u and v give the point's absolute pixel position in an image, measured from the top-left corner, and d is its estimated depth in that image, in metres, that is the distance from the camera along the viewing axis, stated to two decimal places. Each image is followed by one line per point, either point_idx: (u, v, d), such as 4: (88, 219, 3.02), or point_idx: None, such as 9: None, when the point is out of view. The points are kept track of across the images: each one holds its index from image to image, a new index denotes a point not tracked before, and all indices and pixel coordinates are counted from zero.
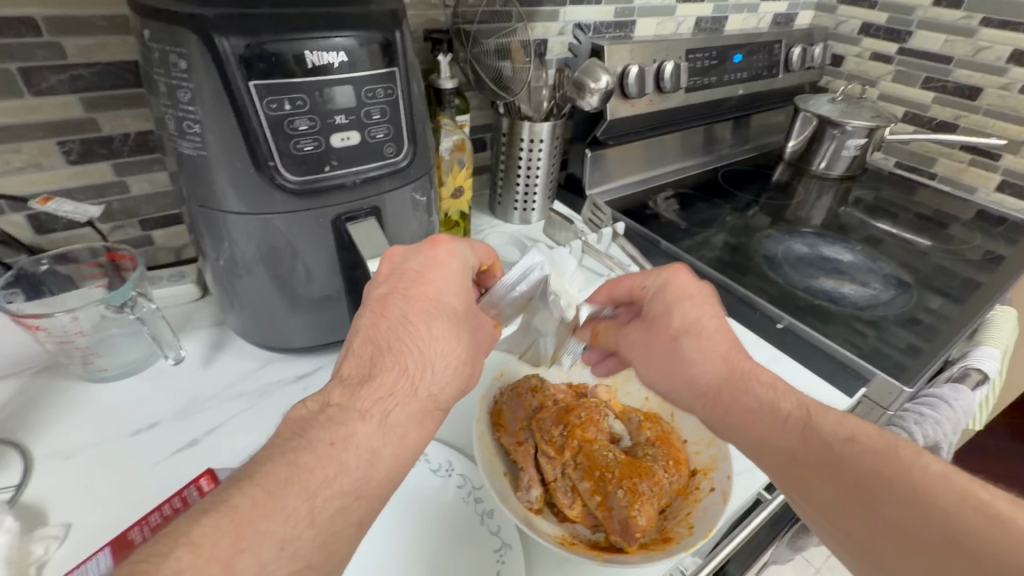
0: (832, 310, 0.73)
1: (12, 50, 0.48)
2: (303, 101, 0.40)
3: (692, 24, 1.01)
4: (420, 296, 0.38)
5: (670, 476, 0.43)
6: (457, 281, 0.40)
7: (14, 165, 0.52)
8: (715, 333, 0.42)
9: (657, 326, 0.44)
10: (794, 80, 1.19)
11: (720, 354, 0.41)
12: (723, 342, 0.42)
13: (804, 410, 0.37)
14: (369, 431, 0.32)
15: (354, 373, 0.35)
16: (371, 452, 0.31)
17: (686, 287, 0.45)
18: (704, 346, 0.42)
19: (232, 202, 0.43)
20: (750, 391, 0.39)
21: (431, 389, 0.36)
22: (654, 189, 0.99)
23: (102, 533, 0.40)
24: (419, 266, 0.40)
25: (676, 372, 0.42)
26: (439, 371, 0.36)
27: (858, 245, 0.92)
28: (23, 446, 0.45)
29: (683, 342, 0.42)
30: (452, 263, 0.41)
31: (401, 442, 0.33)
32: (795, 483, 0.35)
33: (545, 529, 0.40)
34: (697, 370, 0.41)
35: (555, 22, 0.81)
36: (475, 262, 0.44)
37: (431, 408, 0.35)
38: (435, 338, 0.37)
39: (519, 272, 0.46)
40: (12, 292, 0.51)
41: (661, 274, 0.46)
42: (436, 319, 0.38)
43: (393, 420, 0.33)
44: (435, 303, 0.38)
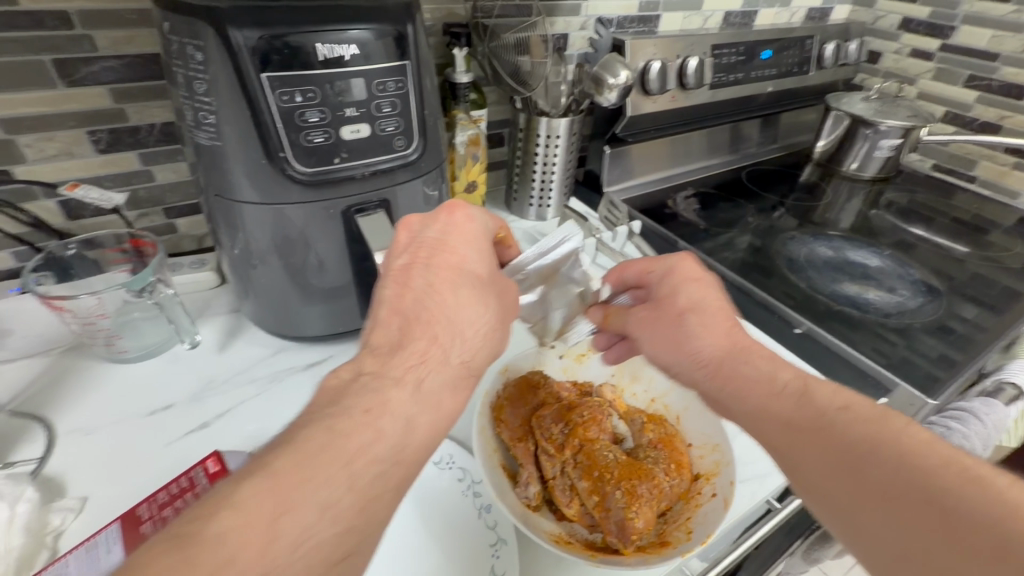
0: (856, 317, 0.70)
1: (46, 42, 0.50)
2: (314, 93, 0.41)
3: (720, 19, 0.99)
4: (444, 265, 0.38)
5: (672, 479, 0.42)
6: (478, 247, 0.40)
7: (49, 153, 0.55)
8: (720, 314, 0.43)
9: (663, 306, 0.44)
10: (827, 77, 1.15)
11: (723, 332, 0.42)
12: (725, 320, 0.43)
13: (801, 382, 0.38)
14: (402, 398, 0.31)
15: (383, 344, 0.34)
16: (407, 418, 0.31)
17: (695, 271, 0.45)
18: (708, 323, 0.42)
19: (247, 192, 0.44)
20: (750, 364, 0.40)
21: (463, 356, 0.36)
22: (674, 187, 0.97)
23: (117, 506, 0.41)
24: (439, 234, 0.39)
25: (679, 345, 0.43)
26: (468, 341, 0.37)
27: (888, 249, 0.88)
28: (47, 420, 0.48)
29: (688, 319, 0.43)
30: (474, 229, 0.40)
31: (436, 409, 0.33)
32: (781, 444, 0.35)
33: (541, 526, 0.39)
34: (701, 344, 0.42)
35: (576, 16, 0.80)
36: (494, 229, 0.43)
37: (464, 374, 0.36)
38: (463, 309, 0.37)
39: (553, 241, 0.44)
40: (43, 274, 0.53)
41: (666, 262, 0.46)
42: (461, 286, 0.38)
43: (426, 388, 0.33)
44: (460, 272, 0.38)
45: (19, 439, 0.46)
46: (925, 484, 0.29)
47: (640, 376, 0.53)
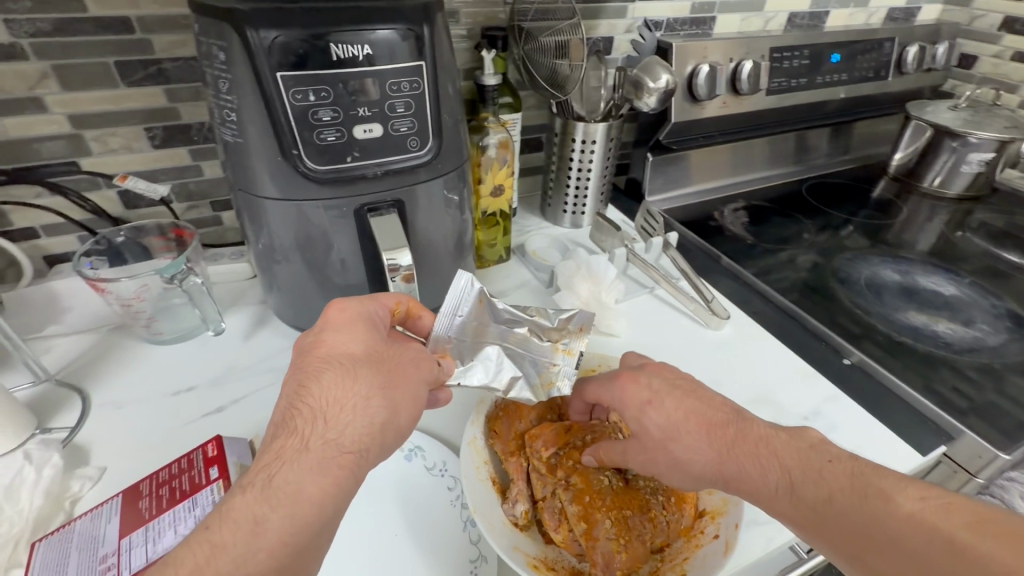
0: (920, 350, 0.62)
1: (111, 46, 0.54)
2: (328, 92, 0.42)
3: (784, 21, 0.93)
4: (311, 357, 0.36)
5: (671, 514, 0.39)
6: (350, 326, 0.37)
7: (111, 147, 0.59)
8: (697, 429, 0.38)
9: (637, 435, 0.40)
10: (909, 83, 1.04)
11: (713, 447, 0.37)
12: (698, 424, 0.38)
13: (786, 475, 0.35)
14: (243, 502, 0.29)
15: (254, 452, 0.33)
16: (254, 518, 0.28)
17: (640, 392, 0.40)
18: (690, 444, 0.38)
19: (266, 188, 0.45)
20: (769, 473, 0.35)
21: (327, 435, 0.32)
22: (722, 199, 0.92)
23: (130, 479, 0.44)
24: (316, 335, 0.38)
25: (683, 474, 0.38)
26: (334, 420, 0.33)
27: (969, 276, 0.78)
28: (84, 391, 0.52)
29: (671, 450, 0.38)
30: (348, 310, 0.38)
31: (295, 497, 0.29)
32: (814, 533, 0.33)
33: (525, 547, 0.38)
34: (692, 462, 0.38)
35: (621, 19, 0.78)
36: (385, 310, 0.42)
37: (331, 453, 0.32)
38: (326, 389, 0.34)
39: (455, 296, 0.45)
40: (98, 259, 0.58)
41: (609, 386, 0.42)
42: (325, 370, 0.35)
43: (278, 484, 0.30)
44: (326, 355, 0.36)
45: (61, 408, 0.50)
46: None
47: None
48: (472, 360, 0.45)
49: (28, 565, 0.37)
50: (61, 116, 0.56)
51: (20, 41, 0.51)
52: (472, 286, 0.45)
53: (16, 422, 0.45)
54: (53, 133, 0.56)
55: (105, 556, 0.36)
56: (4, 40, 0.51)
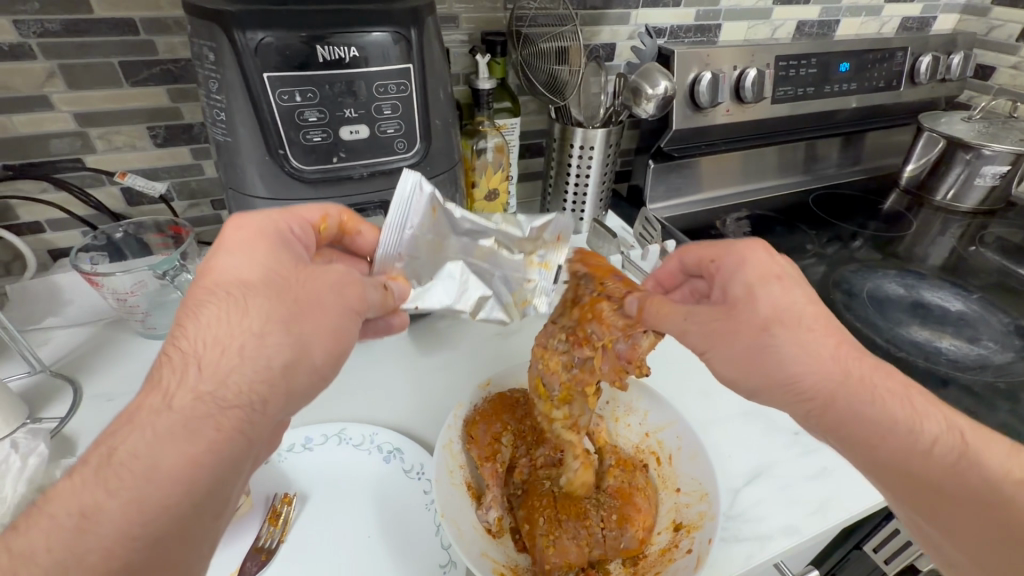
0: (921, 366, 0.60)
1: (116, 46, 0.56)
2: (313, 93, 0.42)
3: (792, 29, 0.92)
4: (192, 289, 0.31)
5: (608, 530, 0.40)
6: (246, 251, 0.33)
7: (115, 145, 0.61)
8: (815, 324, 0.34)
9: (739, 315, 0.35)
10: (923, 94, 1.02)
11: (828, 352, 0.34)
12: (834, 338, 0.34)
13: (941, 432, 0.33)
14: (76, 484, 0.25)
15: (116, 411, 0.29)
16: (88, 506, 0.24)
17: (773, 268, 0.36)
18: (810, 341, 0.34)
19: (254, 187, 0.46)
20: (874, 402, 0.33)
21: (200, 387, 0.28)
22: (725, 208, 0.91)
23: None
24: (205, 258, 0.33)
25: (767, 370, 0.34)
26: (209, 366, 0.28)
27: (978, 292, 0.75)
28: (77, 383, 0.53)
29: (777, 334, 0.34)
30: (245, 236, 0.34)
31: (147, 475, 0.25)
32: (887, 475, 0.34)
33: (494, 554, 0.38)
34: (804, 370, 0.33)
35: (624, 25, 0.78)
36: (299, 230, 0.38)
37: (200, 412, 0.27)
38: (203, 329, 0.29)
39: (400, 202, 0.41)
40: (99, 255, 0.59)
41: (732, 254, 0.38)
42: (205, 303, 0.30)
43: (121, 458, 0.26)
44: (210, 286, 0.31)
45: (53, 398, 0.51)
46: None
47: (634, 409, 0.49)
48: (430, 281, 0.44)
49: None
50: (67, 114, 0.57)
51: (28, 41, 0.53)
52: (421, 190, 0.41)
53: (8, 411, 0.46)
54: (58, 131, 0.58)
55: None
56: (13, 40, 0.52)
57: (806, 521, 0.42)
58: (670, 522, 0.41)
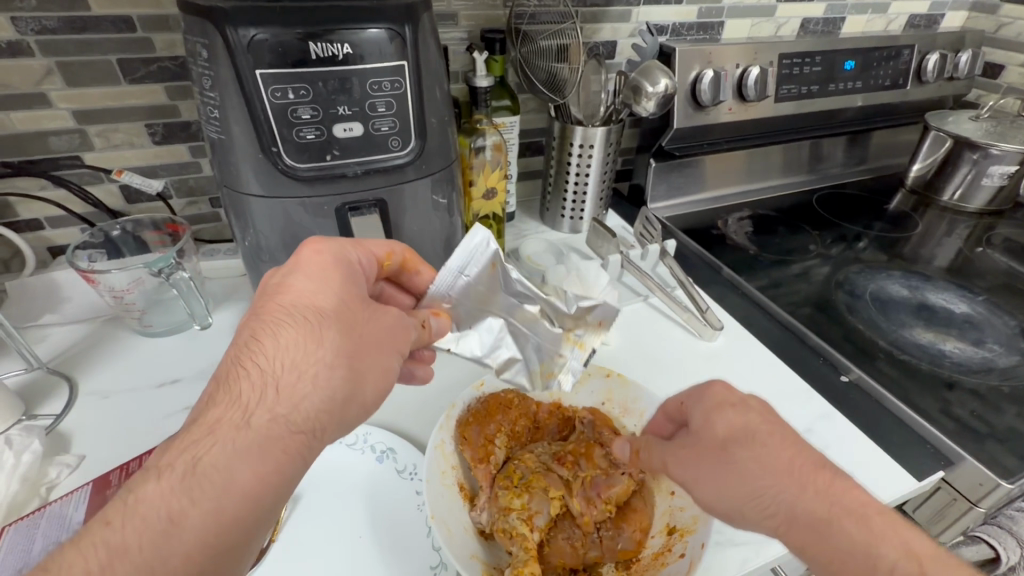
0: (924, 368, 0.59)
1: (114, 43, 0.56)
2: (307, 90, 0.42)
3: (797, 26, 0.90)
4: (269, 306, 0.33)
5: (605, 530, 0.39)
6: (322, 278, 0.35)
7: (113, 142, 0.61)
8: (779, 447, 0.34)
9: (701, 437, 0.36)
10: (930, 92, 1.01)
11: (797, 481, 0.32)
12: (786, 454, 0.33)
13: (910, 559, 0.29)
14: (159, 493, 0.26)
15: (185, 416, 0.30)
16: (170, 514, 0.26)
17: (733, 395, 0.37)
18: (762, 458, 0.33)
19: (248, 185, 0.46)
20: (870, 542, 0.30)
21: (276, 408, 0.30)
22: (727, 208, 0.90)
23: (106, 468, 0.45)
24: (280, 275, 0.35)
25: (734, 489, 0.34)
26: (286, 389, 0.30)
27: (983, 294, 0.74)
28: (73, 380, 0.53)
29: (733, 450, 0.34)
30: (322, 261, 0.36)
31: (226, 487, 0.27)
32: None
33: (483, 555, 0.38)
34: (763, 488, 0.33)
35: (625, 23, 0.77)
36: (367, 257, 0.40)
37: (277, 433, 0.29)
38: (281, 350, 0.31)
39: (466, 251, 0.41)
40: (96, 252, 0.59)
41: (699, 384, 0.38)
42: (284, 324, 0.32)
43: (203, 471, 0.27)
44: (289, 306, 0.33)
45: (49, 395, 0.51)
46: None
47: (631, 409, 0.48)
48: (467, 329, 0.45)
49: None
50: (65, 111, 0.57)
51: (26, 38, 0.53)
52: (487, 246, 0.41)
53: (3, 407, 0.46)
54: (57, 128, 0.58)
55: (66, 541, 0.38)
56: (11, 37, 0.52)
57: None
58: (665, 526, 0.40)
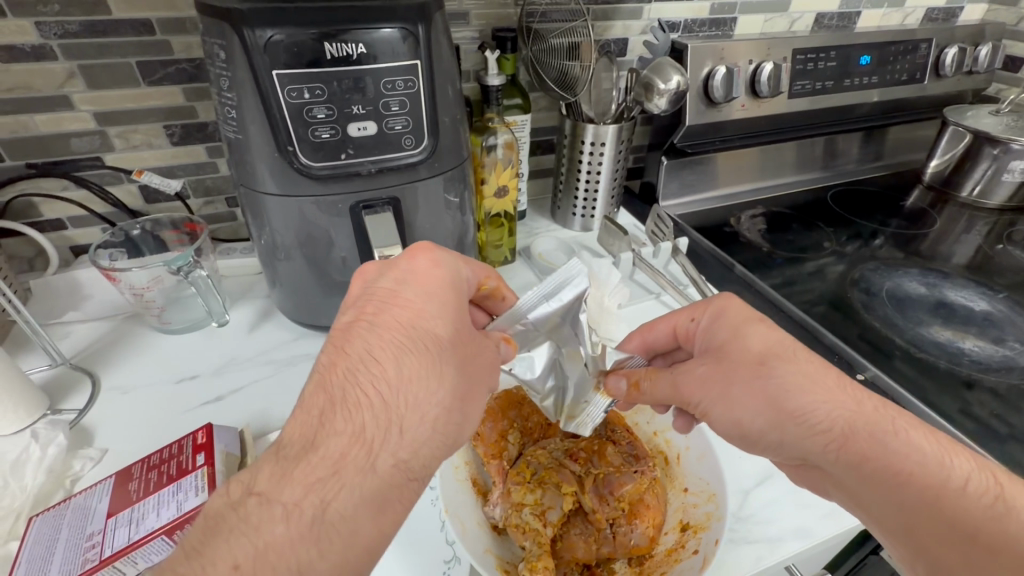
0: (942, 367, 0.58)
1: (134, 46, 0.57)
2: (322, 90, 0.42)
3: (811, 21, 0.89)
4: (389, 323, 0.33)
5: (618, 525, 0.39)
6: (440, 302, 0.34)
7: (132, 143, 0.62)
8: (810, 358, 0.38)
9: (731, 354, 0.39)
10: (948, 87, 0.99)
11: (834, 388, 0.36)
12: (827, 372, 0.37)
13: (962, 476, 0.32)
14: (289, 537, 0.26)
15: (296, 440, 0.29)
16: (298, 563, 0.26)
17: (754, 312, 0.41)
18: (804, 370, 0.36)
19: (265, 184, 0.46)
20: (892, 434, 0.34)
21: (396, 454, 0.30)
22: (740, 205, 0.89)
23: (129, 460, 0.46)
24: (392, 286, 0.35)
25: (777, 404, 0.36)
26: (408, 430, 0.30)
27: (1003, 291, 0.73)
28: (95, 376, 0.54)
29: (776, 365, 0.37)
30: (437, 281, 0.35)
31: (350, 540, 0.27)
32: (911, 516, 0.32)
33: (494, 551, 0.38)
34: (816, 405, 0.35)
35: (636, 20, 0.77)
36: (471, 276, 0.40)
37: (397, 480, 0.29)
38: (404, 382, 0.31)
39: (556, 280, 0.41)
40: (116, 251, 0.61)
41: (713, 305, 0.43)
42: (408, 352, 0.32)
43: (331, 517, 0.27)
44: (409, 330, 0.33)
45: (73, 391, 0.52)
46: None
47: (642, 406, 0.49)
48: (528, 351, 0.43)
49: (23, 539, 0.39)
50: (87, 113, 0.59)
51: (49, 42, 0.54)
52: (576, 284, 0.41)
53: (28, 402, 0.47)
54: (78, 129, 0.59)
55: (91, 534, 0.38)
56: (35, 41, 0.54)
57: (819, 524, 0.41)
58: (678, 522, 0.40)
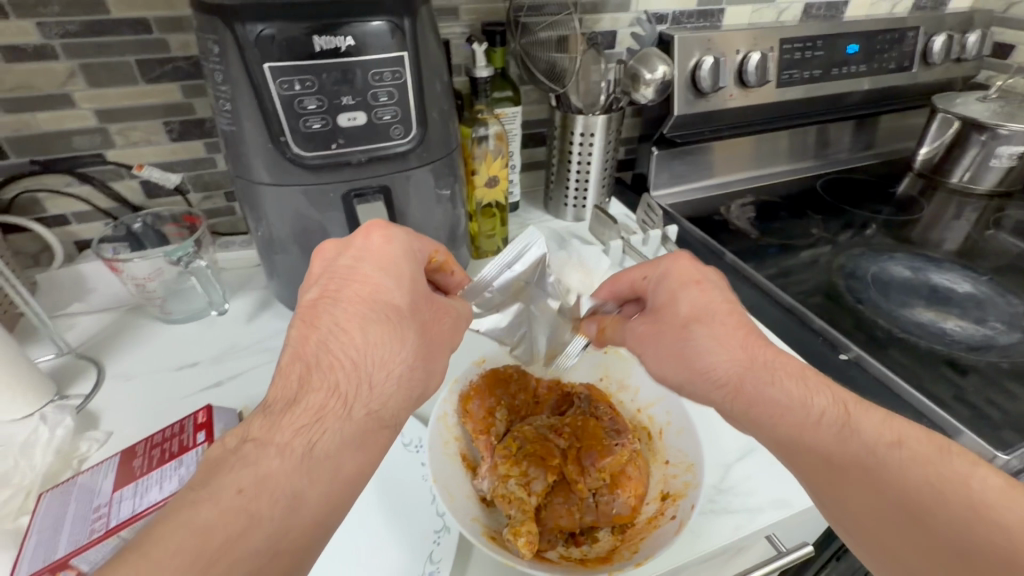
0: (924, 347, 0.60)
1: (133, 45, 0.59)
2: (312, 82, 0.44)
3: (799, 12, 0.91)
4: (351, 297, 0.35)
5: (600, 495, 0.41)
6: (395, 274, 0.37)
7: (133, 140, 0.64)
8: (728, 317, 0.39)
9: (663, 318, 0.41)
10: (938, 74, 1.00)
11: (736, 342, 0.38)
12: (736, 326, 0.39)
13: (838, 409, 0.35)
14: (283, 470, 0.28)
15: (279, 398, 0.32)
16: (292, 493, 0.28)
17: (693, 273, 0.42)
18: (714, 333, 0.39)
19: (260, 174, 0.48)
20: (773, 383, 0.36)
21: (369, 405, 0.33)
22: (731, 195, 0.90)
23: (133, 441, 0.48)
24: (351, 262, 0.37)
25: (687, 362, 0.39)
26: (378, 385, 0.33)
27: (988, 274, 0.74)
28: (100, 364, 0.56)
29: (695, 330, 0.39)
30: (392, 253, 0.38)
31: (335, 474, 0.30)
32: (790, 454, 0.35)
33: (479, 519, 0.40)
34: (714, 359, 0.38)
35: (624, 12, 0.78)
36: (424, 253, 0.41)
37: (372, 428, 0.33)
38: (371, 346, 0.34)
39: (516, 250, 0.48)
40: (119, 245, 0.63)
41: (661, 267, 0.44)
42: (371, 321, 0.35)
43: (319, 455, 0.30)
44: (370, 301, 0.35)
45: (79, 377, 0.54)
46: (941, 501, 0.31)
47: (627, 385, 0.51)
48: (493, 312, 0.48)
49: (34, 513, 0.41)
50: (88, 111, 0.61)
51: (51, 42, 0.56)
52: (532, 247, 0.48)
53: (36, 388, 0.49)
54: (80, 127, 0.61)
55: (99, 506, 0.40)
56: (37, 41, 0.56)
57: (797, 495, 0.42)
58: (659, 492, 0.42)
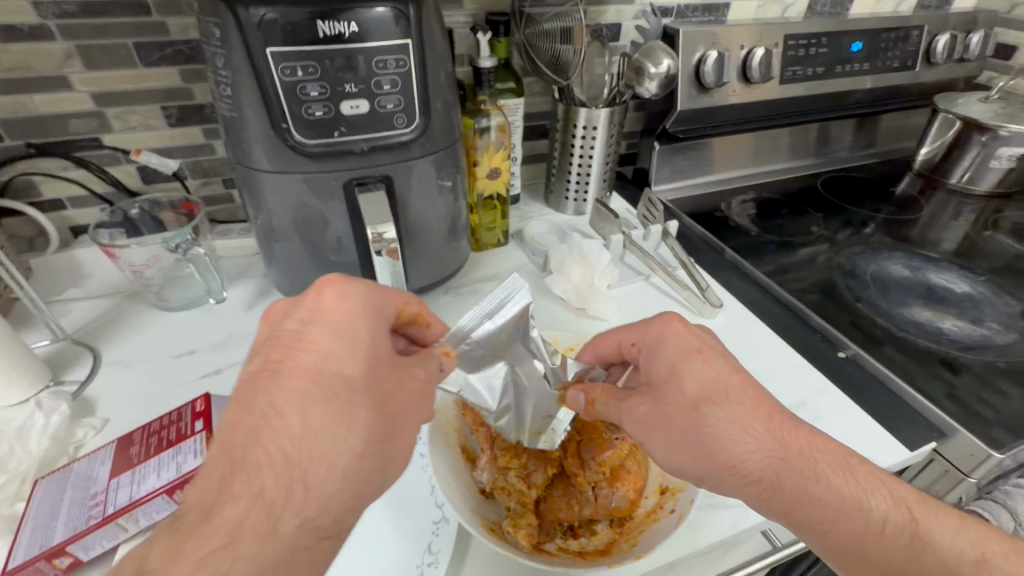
0: (922, 345, 0.60)
1: (131, 27, 0.58)
2: (315, 68, 0.44)
3: (804, 8, 0.90)
4: (295, 370, 0.32)
5: (600, 488, 0.42)
6: (350, 339, 0.34)
7: (131, 124, 0.63)
8: (744, 397, 0.37)
9: (670, 396, 0.39)
10: (940, 74, 1.00)
11: (761, 426, 0.36)
12: (756, 408, 0.37)
13: (892, 509, 0.34)
14: None
15: (194, 507, 0.28)
16: None
17: (691, 340, 0.40)
18: (736, 418, 0.36)
19: (260, 161, 0.48)
20: (817, 480, 0.34)
21: (301, 514, 0.29)
22: (731, 191, 0.90)
23: (129, 428, 0.47)
24: (300, 325, 0.35)
25: (712, 454, 0.36)
26: (314, 485, 0.30)
27: (985, 274, 0.74)
28: (96, 351, 0.55)
29: (708, 413, 0.37)
30: (344, 316, 0.35)
31: None
32: (843, 556, 0.34)
33: (482, 510, 0.40)
34: (743, 451, 0.35)
35: (629, 6, 0.77)
36: (392, 308, 0.39)
37: (304, 541, 0.29)
38: (309, 434, 0.30)
39: (498, 300, 0.43)
40: (116, 230, 0.62)
41: (652, 331, 0.42)
42: (313, 402, 0.31)
43: None
44: (315, 375, 0.32)
45: (75, 364, 0.54)
46: None
47: None
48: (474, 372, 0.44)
49: (29, 499, 0.40)
50: (84, 94, 0.60)
51: (47, 22, 0.55)
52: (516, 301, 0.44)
53: (31, 373, 0.49)
54: (77, 110, 0.60)
55: (95, 493, 0.40)
56: (34, 21, 0.55)
57: None
58: (657, 486, 0.43)
